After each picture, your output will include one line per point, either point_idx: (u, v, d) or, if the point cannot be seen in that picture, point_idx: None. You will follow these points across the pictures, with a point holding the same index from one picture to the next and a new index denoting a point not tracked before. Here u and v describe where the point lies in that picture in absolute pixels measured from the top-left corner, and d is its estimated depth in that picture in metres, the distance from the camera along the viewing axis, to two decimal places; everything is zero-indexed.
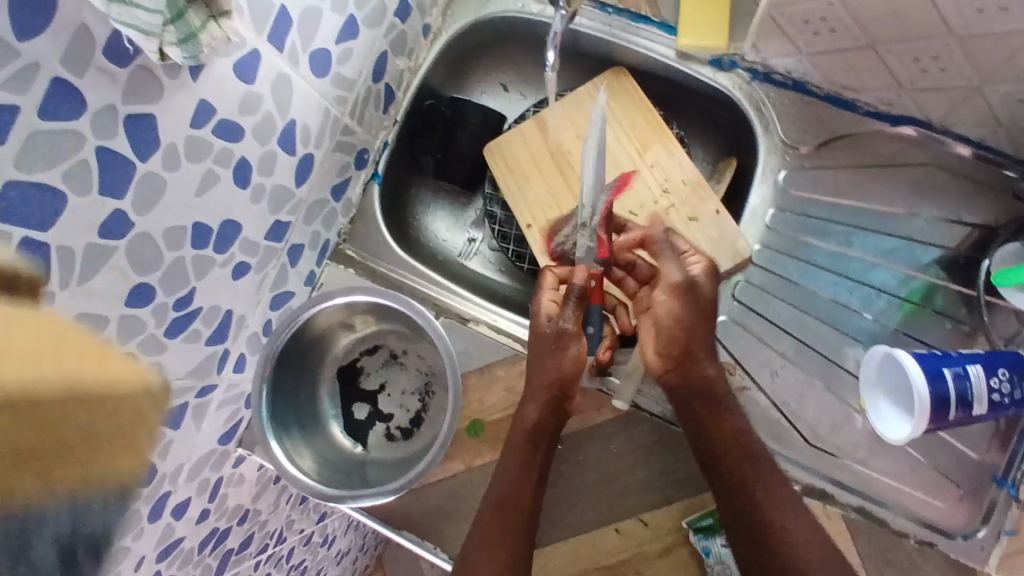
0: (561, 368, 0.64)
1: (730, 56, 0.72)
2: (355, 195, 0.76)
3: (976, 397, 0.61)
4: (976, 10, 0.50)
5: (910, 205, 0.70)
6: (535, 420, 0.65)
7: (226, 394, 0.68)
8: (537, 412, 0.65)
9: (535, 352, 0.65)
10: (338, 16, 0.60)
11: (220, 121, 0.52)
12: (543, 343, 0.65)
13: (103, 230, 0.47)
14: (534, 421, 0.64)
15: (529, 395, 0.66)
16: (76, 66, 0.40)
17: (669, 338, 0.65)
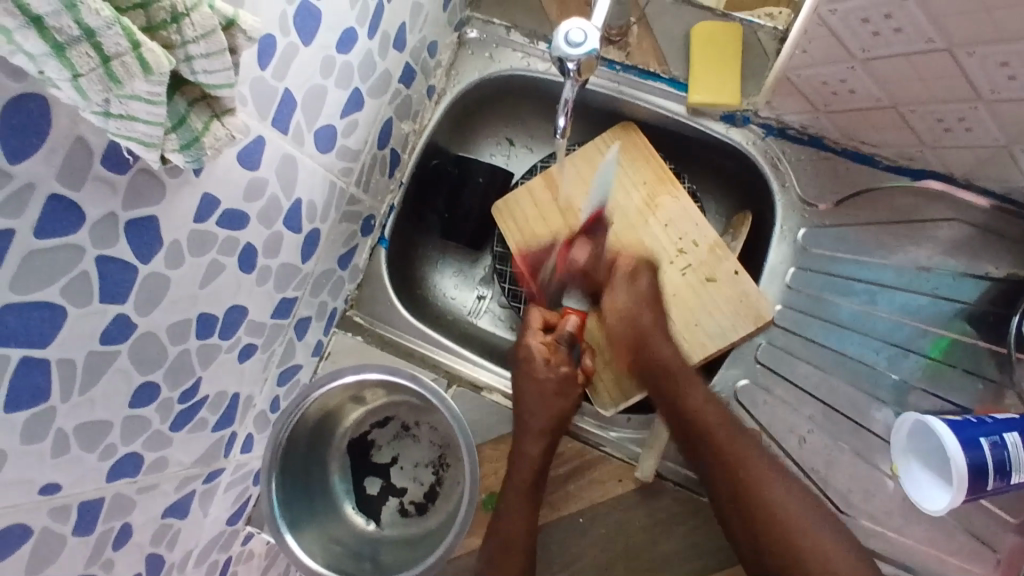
0: (565, 409, 0.68)
1: (743, 112, 0.71)
2: (362, 261, 0.75)
3: (1014, 466, 0.59)
4: (1007, 76, 0.48)
5: (933, 260, 0.68)
6: (538, 457, 0.65)
7: (234, 475, 0.66)
8: (536, 448, 0.65)
9: (532, 394, 0.67)
10: (342, 91, 0.59)
11: (224, 211, 0.51)
12: (548, 388, 0.68)
13: (105, 336, 0.45)
14: (536, 458, 0.65)
15: (526, 434, 0.66)
16: (74, 180, 0.38)
17: (620, 336, 0.71)
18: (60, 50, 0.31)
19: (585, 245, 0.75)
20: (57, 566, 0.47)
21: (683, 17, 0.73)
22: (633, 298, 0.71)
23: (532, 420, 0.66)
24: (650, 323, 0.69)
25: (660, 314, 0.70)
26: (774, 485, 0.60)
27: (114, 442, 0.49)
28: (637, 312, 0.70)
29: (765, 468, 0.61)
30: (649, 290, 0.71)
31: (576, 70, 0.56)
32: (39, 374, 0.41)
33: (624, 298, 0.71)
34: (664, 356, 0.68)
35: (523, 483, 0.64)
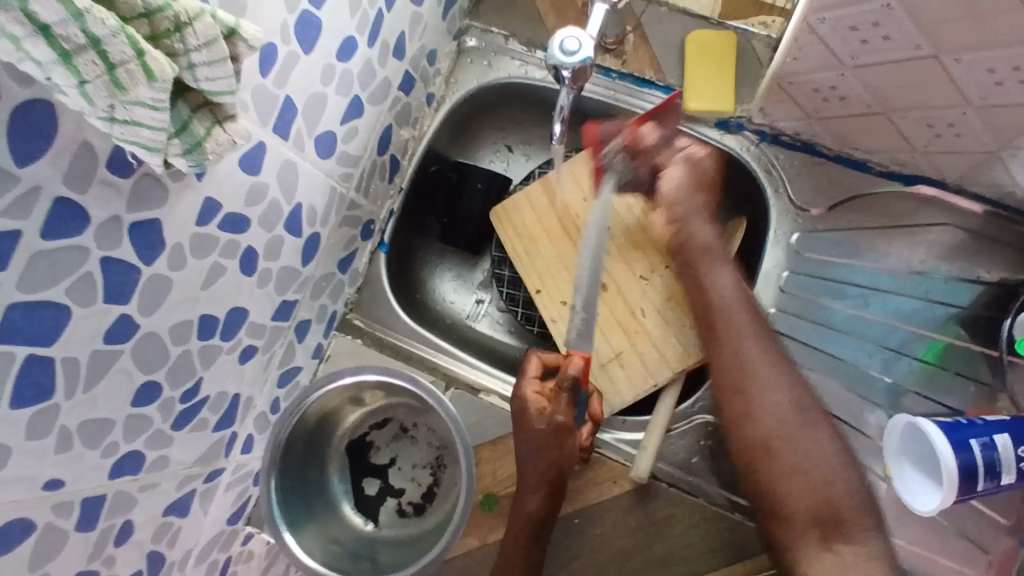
0: (563, 457, 0.65)
1: (737, 119, 0.72)
2: (362, 265, 0.76)
3: (1004, 467, 0.59)
4: (995, 82, 0.49)
5: (926, 264, 0.69)
6: (536, 513, 0.64)
7: (234, 475, 0.67)
8: (537, 504, 0.64)
9: (528, 443, 0.65)
10: (343, 98, 0.61)
11: (226, 215, 0.52)
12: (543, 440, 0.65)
13: (108, 336, 0.46)
14: (535, 510, 0.64)
15: (529, 487, 0.65)
16: (80, 184, 0.40)
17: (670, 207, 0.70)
18: (67, 57, 0.32)
19: (654, 128, 0.70)
20: (58, 562, 0.48)
21: (678, 26, 0.74)
22: (685, 175, 0.69)
23: (531, 469, 0.65)
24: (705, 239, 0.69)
25: (707, 223, 0.69)
26: (771, 399, 0.60)
27: (116, 440, 0.50)
28: (686, 185, 0.69)
29: (771, 383, 0.61)
30: (699, 168, 0.70)
31: (571, 78, 0.57)
32: (43, 372, 0.42)
33: (686, 205, 0.70)
34: (699, 240, 0.69)
35: (523, 527, 0.64)
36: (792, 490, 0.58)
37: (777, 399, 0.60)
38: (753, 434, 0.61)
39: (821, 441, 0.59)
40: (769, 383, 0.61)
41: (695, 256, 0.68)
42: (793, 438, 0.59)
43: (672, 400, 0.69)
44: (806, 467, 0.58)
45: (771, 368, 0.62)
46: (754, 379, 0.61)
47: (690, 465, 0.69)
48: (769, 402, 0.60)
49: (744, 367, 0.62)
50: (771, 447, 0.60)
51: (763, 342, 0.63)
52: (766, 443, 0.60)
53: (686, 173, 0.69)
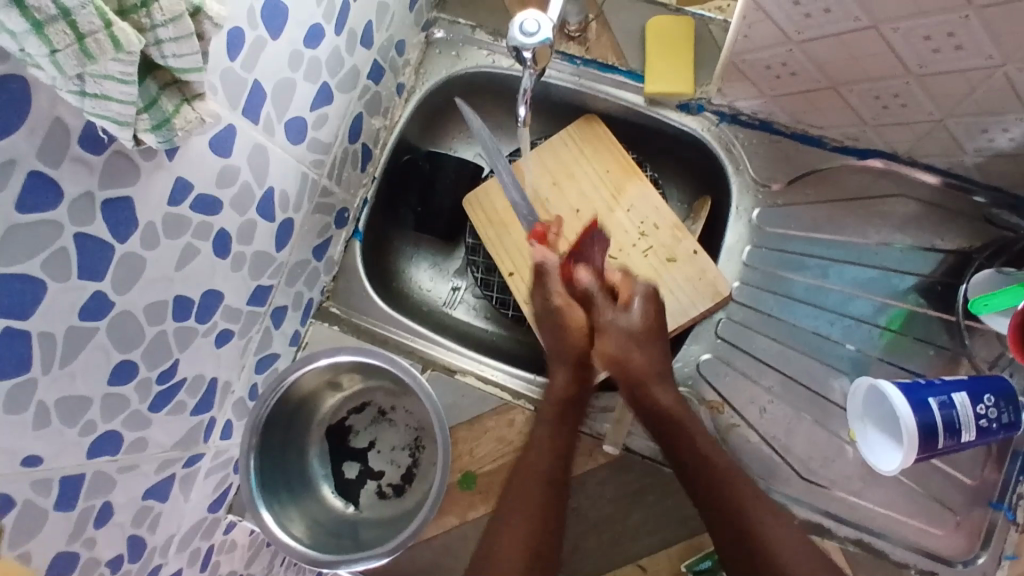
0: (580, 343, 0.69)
1: (697, 101, 0.74)
2: (337, 253, 0.77)
3: (963, 424, 0.62)
4: (932, 49, 0.52)
5: (883, 235, 0.71)
6: (566, 392, 0.67)
7: (214, 461, 0.68)
8: (565, 383, 0.67)
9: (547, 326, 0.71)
10: (312, 84, 0.62)
11: (197, 196, 0.53)
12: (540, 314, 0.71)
13: (84, 313, 0.47)
14: (567, 386, 0.67)
15: (556, 365, 0.69)
16: (54, 159, 0.41)
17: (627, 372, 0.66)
18: (39, 27, 0.33)
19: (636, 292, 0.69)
20: (44, 537, 0.49)
21: (638, 11, 0.76)
22: (624, 338, 0.66)
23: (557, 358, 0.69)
24: (642, 367, 0.66)
25: (668, 385, 0.66)
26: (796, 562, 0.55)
27: (94, 419, 0.51)
28: (634, 348, 0.66)
29: (787, 536, 0.57)
30: (641, 323, 0.67)
31: (533, 59, 0.59)
32: (21, 345, 0.43)
33: (615, 340, 0.67)
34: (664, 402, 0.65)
35: (551, 413, 0.66)
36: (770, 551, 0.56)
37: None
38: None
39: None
40: (788, 546, 0.56)
41: (647, 378, 0.65)
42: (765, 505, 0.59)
43: None
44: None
45: (787, 536, 0.57)
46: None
47: None
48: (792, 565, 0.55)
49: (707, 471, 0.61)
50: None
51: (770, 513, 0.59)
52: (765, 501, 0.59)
53: (645, 312, 0.68)
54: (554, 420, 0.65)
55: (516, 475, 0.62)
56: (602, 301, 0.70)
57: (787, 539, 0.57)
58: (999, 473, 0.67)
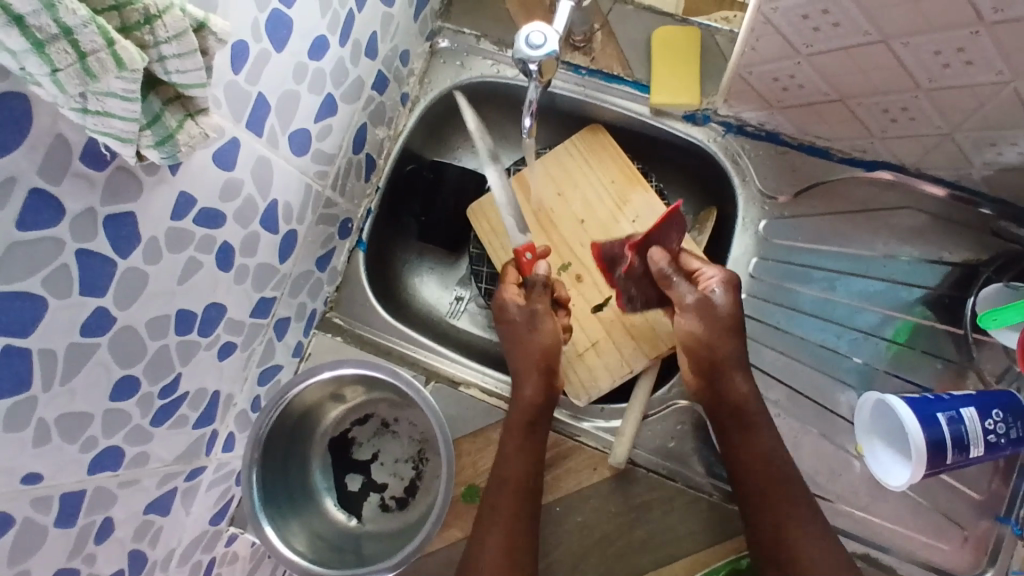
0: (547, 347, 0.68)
1: (703, 111, 0.74)
2: (340, 263, 0.76)
3: (972, 440, 0.61)
4: (942, 64, 0.52)
5: (890, 247, 0.71)
6: (535, 402, 0.66)
7: (216, 473, 0.67)
8: (535, 391, 0.66)
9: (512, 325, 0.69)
10: (316, 96, 0.62)
11: (201, 209, 0.53)
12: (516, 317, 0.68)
13: (85, 329, 0.47)
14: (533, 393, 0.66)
15: (523, 375, 0.67)
16: (54, 175, 0.40)
17: (701, 353, 0.65)
18: (40, 47, 0.33)
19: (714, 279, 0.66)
20: (44, 555, 0.49)
21: (643, 21, 0.76)
22: (704, 325, 0.65)
23: (520, 363, 0.68)
24: (724, 356, 0.65)
25: (745, 373, 0.65)
26: (819, 552, 0.58)
27: (95, 434, 0.51)
28: (710, 338, 0.65)
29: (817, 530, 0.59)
30: (728, 309, 0.65)
31: (539, 71, 0.59)
32: (21, 361, 0.43)
33: (696, 321, 0.66)
34: (737, 390, 0.65)
35: (520, 428, 0.65)
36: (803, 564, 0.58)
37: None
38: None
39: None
40: (807, 525, 0.59)
41: (731, 364, 0.65)
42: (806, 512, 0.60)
43: (648, 388, 0.70)
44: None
45: (816, 527, 0.59)
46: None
47: (667, 450, 0.70)
48: (813, 556, 0.58)
49: (763, 455, 0.62)
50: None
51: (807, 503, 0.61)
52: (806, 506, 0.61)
53: (733, 303, 0.65)
54: (524, 434, 0.65)
55: (495, 486, 0.63)
56: (676, 283, 0.67)
57: (813, 530, 0.59)
58: (1007, 487, 0.67)
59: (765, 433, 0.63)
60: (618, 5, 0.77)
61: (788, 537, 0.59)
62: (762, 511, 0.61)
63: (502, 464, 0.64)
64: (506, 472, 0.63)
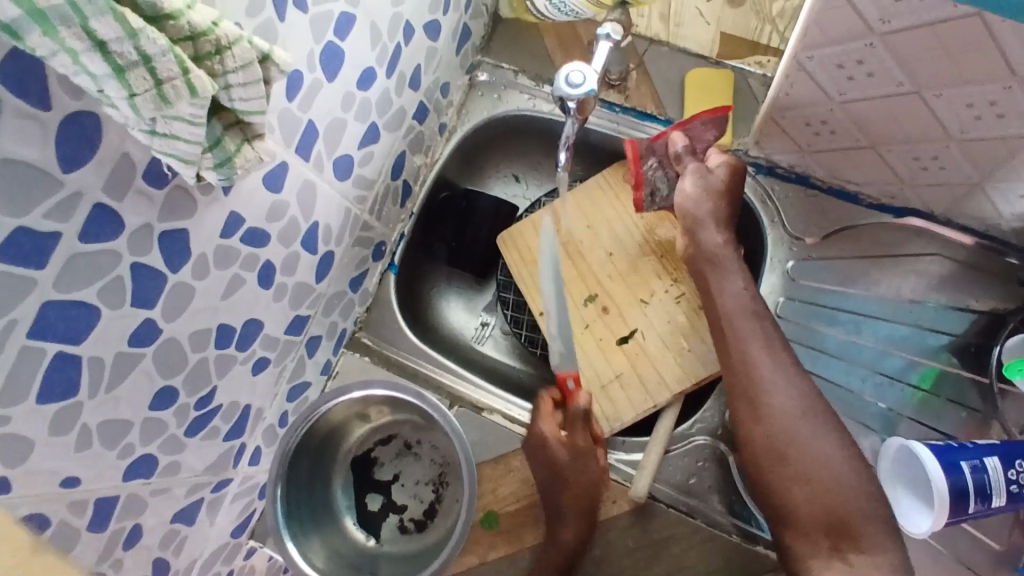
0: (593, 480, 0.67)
1: (735, 152, 0.75)
2: (372, 285, 0.78)
3: (995, 489, 0.60)
4: (974, 116, 0.53)
5: (917, 293, 0.71)
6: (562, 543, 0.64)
7: (241, 486, 0.68)
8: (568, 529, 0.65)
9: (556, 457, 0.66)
10: (361, 123, 0.64)
11: (248, 229, 0.55)
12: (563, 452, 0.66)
13: (132, 339, 0.49)
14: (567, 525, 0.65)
15: (564, 519, 0.65)
16: (117, 191, 0.43)
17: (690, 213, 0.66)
18: (120, 72, 0.34)
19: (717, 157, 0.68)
20: (75, 555, 0.50)
21: (677, 62, 0.78)
22: (698, 186, 0.66)
23: (571, 489, 0.65)
24: (711, 211, 0.66)
25: (727, 228, 0.67)
26: (783, 391, 0.58)
27: (132, 442, 0.53)
28: (707, 199, 0.66)
29: (780, 370, 0.59)
30: (722, 182, 0.67)
31: (577, 109, 0.61)
32: (71, 368, 0.45)
33: (695, 184, 0.66)
34: (709, 247, 0.66)
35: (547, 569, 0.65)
36: (802, 485, 0.55)
37: (796, 429, 0.56)
38: (764, 431, 0.57)
39: (826, 429, 0.56)
40: (813, 444, 0.56)
41: (694, 222, 0.67)
42: (805, 423, 0.57)
43: (670, 422, 0.70)
44: (818, 475, 0.55)
45: (819, 428, 0.56)
46: (799, 453, 0.56)
47: (687, 486, 0.69)
48: (777, 399, 0.58)
49: (743, 346, 0.61)
50: (783, 441, 0.57)
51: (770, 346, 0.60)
52: (810, 418, 0.57)
53: (725, 174, 0.67)
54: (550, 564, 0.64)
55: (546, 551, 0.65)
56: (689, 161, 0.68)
57: (776, 375, 0.59)
58: None
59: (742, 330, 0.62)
60: (654, 47, 0.78)
61: (783, 457, 0.56)
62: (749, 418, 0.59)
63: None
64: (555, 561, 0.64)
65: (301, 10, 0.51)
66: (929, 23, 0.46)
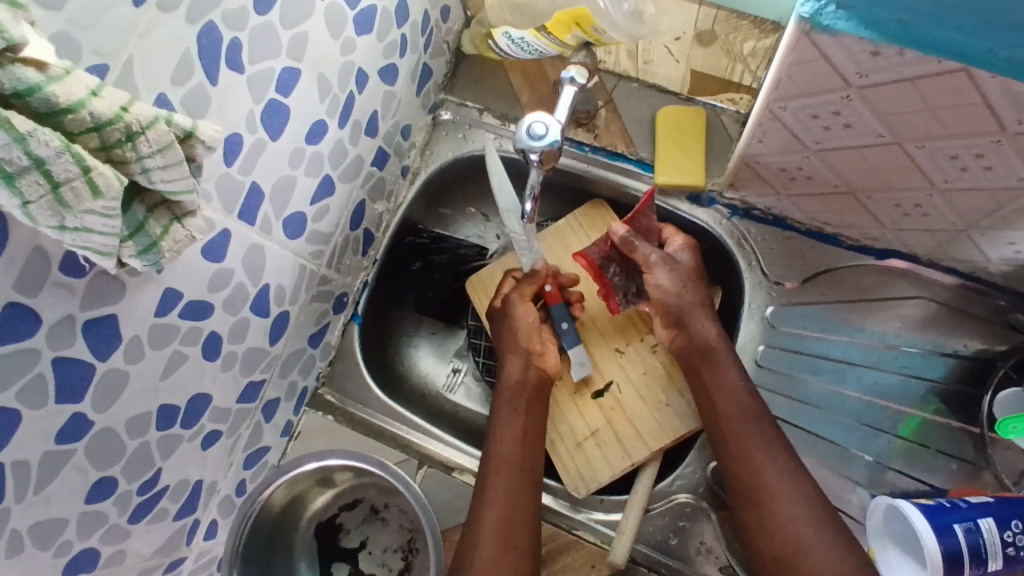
0: (534, 431, 0.63)
1: (709, 193, 0.72)
2: (334, 338, 0.74)
3: (990, 552, 0.57)
4: (959, 168, 0.50)
5: (901, 337, 0.69)
6: (518, 455, 0.61)
7: (196, 563, 0.64)
8: (517, 450, 0.61)
9: (511, 432, 0.62)
10: (313, 178, 0.61)
11: (188, 303, 0.51)
12: (530, 390, 0.65)
13: (61, 436, 0.45)
14: (516, 456, 0.61)
15: (500, 423, 0.63)
16: (30, 288, 0.39)
17: (667, 311, 0.67)
18: (10, 179, 0.31)
19: (678, 243, 0.69)
20: None
21: (648, 99, 0.75)
22: (676, 280, 0.66)
23: (503, 445, 0.62)
24: (693, 301, 0.66)
25: (712, 317, 0.67)
26: (792, 497, 0.57)
27: (69, 539, 0.49)
28: (681, 288, 0.67)
29: (788, 476, 0.58)
30: (689, 266, 0.68)
31: (540, 161, 0.57)
32: None
33: (668, 274, 0.66)
34: (700, 340, 0.65)
35: (510, 466, 0.60)
36: None
37: (798, 526, 0.56)
38: (777, 542, 0.56)
39: (834, 537, 0.55)
40: (816, 541, 0.55)
41: (684, 310, 0.66)
42: (806, 523, 0.56)
43: (649, 480, 0.67)
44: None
45: (822, 529, 0.55)
46: (807, 556, 0.54)
47: (669, 547, 0.66)
48: (787, 507, 0.57)
49: (743, 443, 0.60)
50: (789, 547, 0.55)
51: (776, 453, 0.59)
52: (810, 519, 0.56)
53: (688, 258, 0.68)
54: (510, 484, 0.59)
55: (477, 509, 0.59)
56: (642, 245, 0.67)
57: (779, 478, 0.58)
58: None
59: (741, 428, 0.61)
60: (624, 82, 0.76)
61: (790, 561, 0.55)
62: (755, 523, 0.58)
63: (485, 507, 0.58)
64: (485, 507, 0.58)
65: (236, 71, 0.47)
66: (910, 79, 0.43)
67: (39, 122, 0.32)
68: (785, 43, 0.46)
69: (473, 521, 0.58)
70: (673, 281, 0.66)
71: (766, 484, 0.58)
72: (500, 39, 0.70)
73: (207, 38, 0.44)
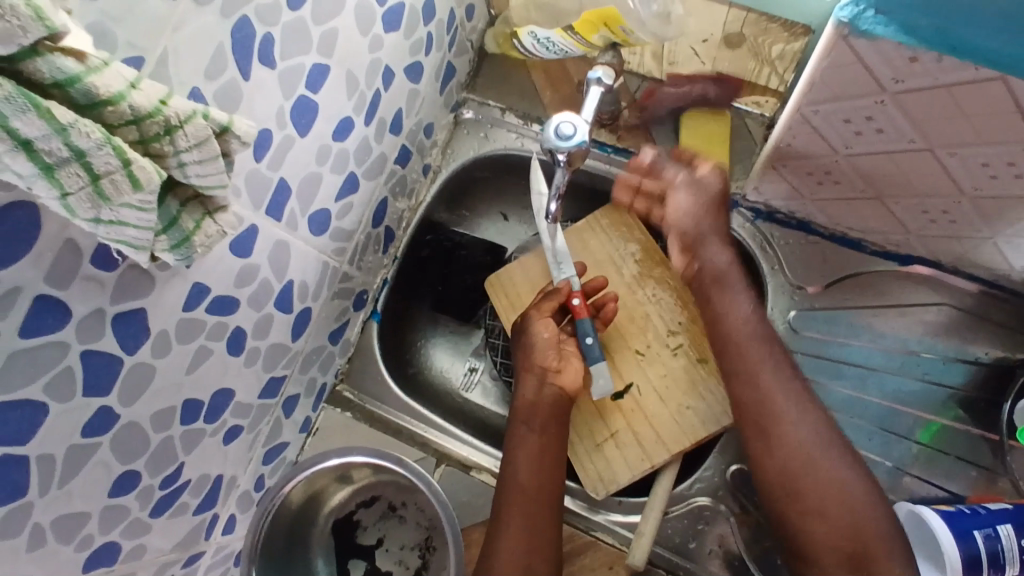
0: (553, 451, 0.63)
1: (732, 196, 0.73)
2: (353, 335, 0.74)
3: (1009, 559, 0.57)
4: (990, 176, 0.50)
5: (923, 344, 0.68)
6: (533, 480, 0.61)
7: (214, 557, 0.64)
8: (531, 474, 0.61)
9: (526, 454, 0.62)
10: (338, 175, 0.61)
11: (214, 298, 0.51)
12: (544, 407, 0.65)
13: (86, 429, 0.45)
14: (532, 477, 0.61)
15: (516, 445, 0.63)
16: (62, 281, 0.39)
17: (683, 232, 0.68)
18: (49, 170, 0.31)
19: (704, 170, 0.68)
20: None
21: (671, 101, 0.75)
22: (692, 203, 0.68)
23: (520, 466, 0.62)
24: (713, 229, 0.67)
25: (729, 247, 0.66)
26: (804, 426, 0.56)
27: (91, 532, 0.49)
28: (699, 212, 0.67)
29: (801, 406, 0.57)
30: (714, 192, 0.67)
31: (566, 161, 0.58)
32: (18, 470, 0.41)
33: (685, 201, 0.68)
34: (712, 266, 0.66)
35: (524, 493, 0.60)
36: (820, 510, 0.54)
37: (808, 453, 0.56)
38: (784, 466, 0.56)
39: (843, 465, 0.55)
40: (827, 470, 0.55)
41: (700, 244, 0.67)
42: (817, 454, 0.55)
43: (668, 483, 0.66)
44: (835, 507, 0.53)
45: (834, 461, 0.55)
46: (816, 482, 0.54)
47: (687, 550, 0.66)
48: (797, 434, 0.56)
49: (755, 374, 0.59)
50: (797, 470, 0.55)
51: (786, 379, 0.59)
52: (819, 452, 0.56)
53: (713, 181, 0.68)
54: (525, 504, 0.59)
55: (493, 528, 0.59)
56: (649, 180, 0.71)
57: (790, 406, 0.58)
58: None
59: (752, 358, 0.60)
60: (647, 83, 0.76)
61: (797, 486, 0.55)
62: (762, 449, 0.58)
63: (500, 536, 0.58)
64: (502, 528, 0.58)
65: (268, 67, 0.47)
66: (945, 85, 0.43)
67: (78, 113, 0.31)
68: (821, 47, 0.46)
69: (490, 541, 0.58)
70: (689, 207, 0.68)
71: (776, 412, 0.58)
72: (524, 38, 0.70)
73: (239, 33, 0.44)
